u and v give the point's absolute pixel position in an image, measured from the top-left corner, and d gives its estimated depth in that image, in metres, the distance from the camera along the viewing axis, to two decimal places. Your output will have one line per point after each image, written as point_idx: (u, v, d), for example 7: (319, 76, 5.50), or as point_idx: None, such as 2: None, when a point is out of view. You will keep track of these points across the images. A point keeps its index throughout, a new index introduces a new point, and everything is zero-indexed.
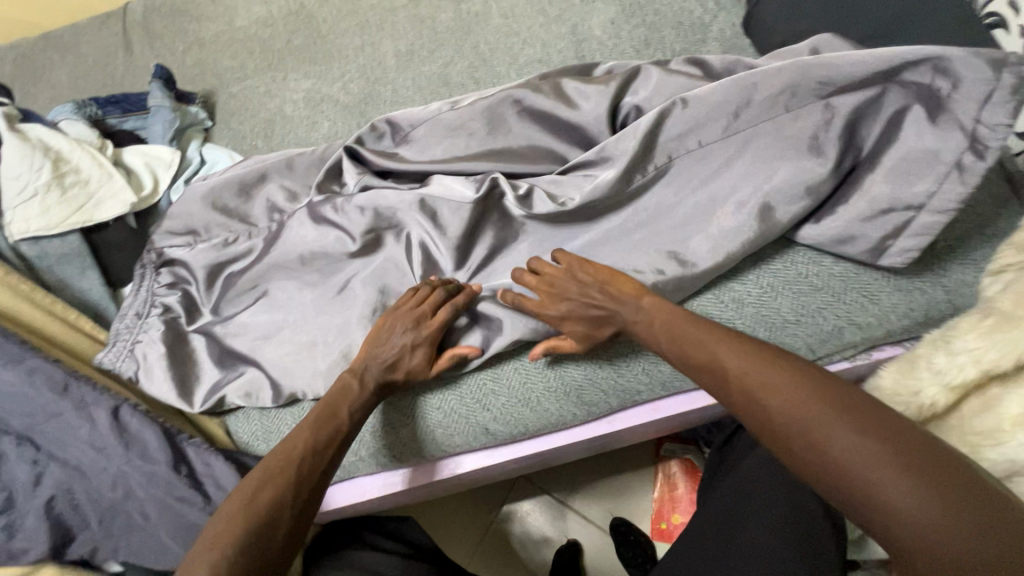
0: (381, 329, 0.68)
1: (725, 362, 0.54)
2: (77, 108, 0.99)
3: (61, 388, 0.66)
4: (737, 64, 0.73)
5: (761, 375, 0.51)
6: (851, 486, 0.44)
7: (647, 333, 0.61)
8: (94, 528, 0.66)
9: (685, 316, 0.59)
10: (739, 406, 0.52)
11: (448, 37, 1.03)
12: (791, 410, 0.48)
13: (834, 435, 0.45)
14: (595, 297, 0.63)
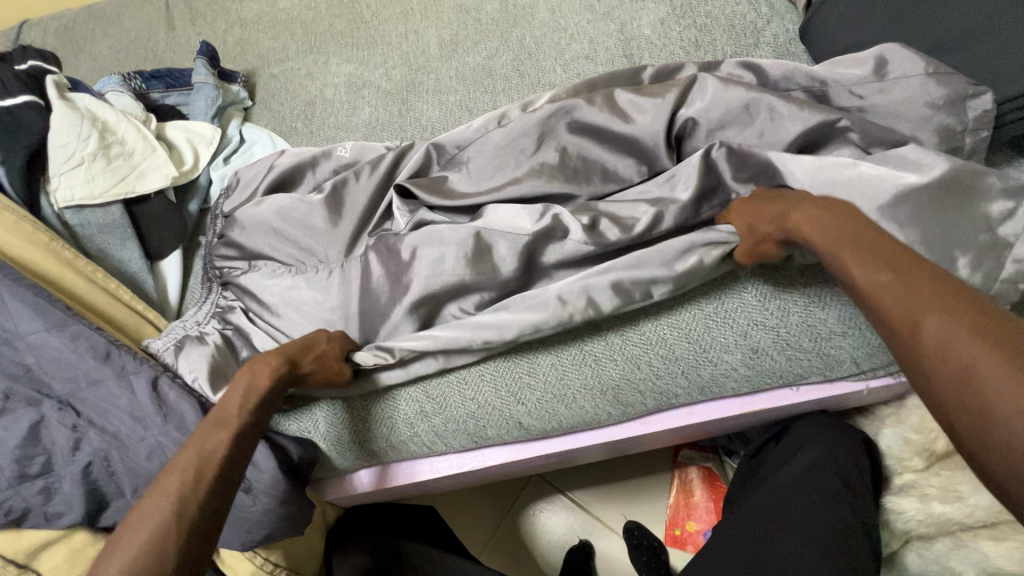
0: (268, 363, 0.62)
1: (865, 278, 0.48)
2: (123, 80, 1.00)
3: (103, 356, 0.66)
4: (796, 73, 0.72)
5: (902, 296, 0.45)
6: (999, 437, 0.38)
7: (810, 241, 0.54)
8: (128, 497, 0.67)
9: (857, 232, 0.52)
10: (889, 323, 0.46)
11: (493, 28, 1.03)
12: (953, 342, 0.41)
13: (994, 375, 0.38)
14: (772, 212, 0.59)
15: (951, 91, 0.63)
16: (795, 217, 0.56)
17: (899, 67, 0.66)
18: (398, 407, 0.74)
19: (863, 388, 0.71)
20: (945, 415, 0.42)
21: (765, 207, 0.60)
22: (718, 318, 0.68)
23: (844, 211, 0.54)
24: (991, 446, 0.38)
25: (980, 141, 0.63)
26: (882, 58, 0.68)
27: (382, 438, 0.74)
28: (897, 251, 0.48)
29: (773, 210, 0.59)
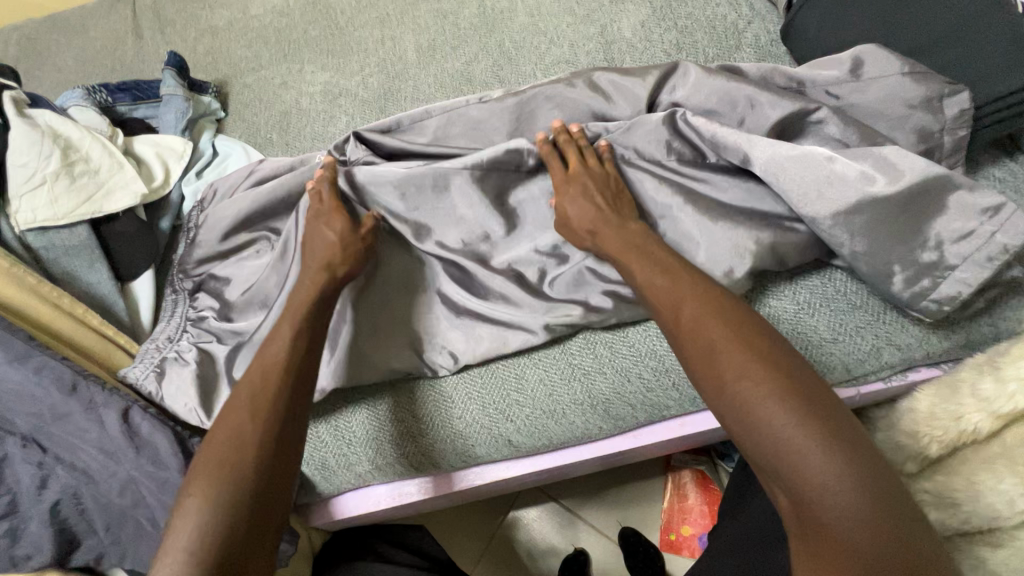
0: (313, 232, 0.68)
1: (662, 295, 0.56)
2: (87, 93, 0.95)
3: (70, 389, 0.62)
4: (774, 74, 0.70)
5: (708, 322, 0.52)
6: (780, 460, 0.45)
7: (624, 262, 0.60)
8: (101, 534, 0.64)
9: (659, 258, 0.58)
10: (691, 361, 0.52)
11: (471, 33, 1.01)
12: (748, 381, 0.48)
13: (762, 399, 0.47)
14: (605, 218, 0.63)
15: (928, 90, 0.62)
16: (601, 236, 0.62)
17: (875, 67, 0.65)
18: (383, 425, 0.71)
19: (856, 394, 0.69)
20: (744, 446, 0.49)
21: (592, 210, 0.63)
22: None
23: (649, 244, 0.60)
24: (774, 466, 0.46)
25: (962, 141, 0.62)
26: (858, 59, 0.66)
27: (367, 460, 0.72)
28: (704, 285, 0.55)
29: (607, 217, 0.62)
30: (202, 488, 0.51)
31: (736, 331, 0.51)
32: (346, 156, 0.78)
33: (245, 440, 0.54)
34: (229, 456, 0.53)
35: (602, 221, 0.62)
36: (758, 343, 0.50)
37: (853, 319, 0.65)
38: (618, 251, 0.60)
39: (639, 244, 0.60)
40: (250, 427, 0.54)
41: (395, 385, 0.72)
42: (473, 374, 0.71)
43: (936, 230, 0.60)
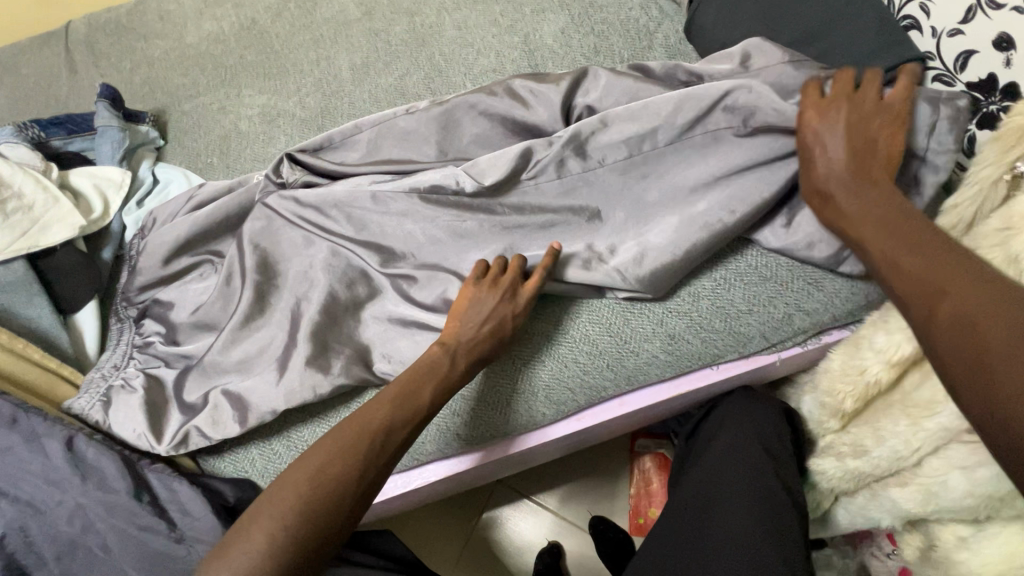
0: (466, 298, 0.67)
1: (890, 246, 0.51)
2: (18, 130, 0.95)
3: (9, 421, 0.63)
4: (677, 69, 0.75)
5: (918, 256, 0.49)
6: (1008, 431, 0.38)
7: (857, 230, 0.54)
8: (50, 566, 0.62)
9: (909, 225, 0.52)
10: (921, 328, 0.46)
11: (403, 49, 1.04)
12: (981, 339, 0.41)
13: (995, 321, 0.41)
14: (833, 167, 0.57)
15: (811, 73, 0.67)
16: (823, 186, 0.58)
17: (762, 58, 0.71)
18: None
19: (777, 360, 0.74)
20: (958, 387, 0.42)
21: (848, 113, 0.59)
22: (636, 310, 0.72)
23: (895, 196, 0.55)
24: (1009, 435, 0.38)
25: None
26: (746, 53, 0.72)
27: None
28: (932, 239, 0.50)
29: (843, 176, 0.56)
30: (296, 482, 0.53)
31: (958, 267, 0.46)
32: (284, 178, 0.80)
33: (351, 463, 0.55)
34: (328, 475, 0.54)
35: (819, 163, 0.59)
36: (974, 272, 0.45)
37: (764, 290, 0.69)
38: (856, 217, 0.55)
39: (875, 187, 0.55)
40: (352, 447, 0.56)
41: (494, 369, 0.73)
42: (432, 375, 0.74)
43: None
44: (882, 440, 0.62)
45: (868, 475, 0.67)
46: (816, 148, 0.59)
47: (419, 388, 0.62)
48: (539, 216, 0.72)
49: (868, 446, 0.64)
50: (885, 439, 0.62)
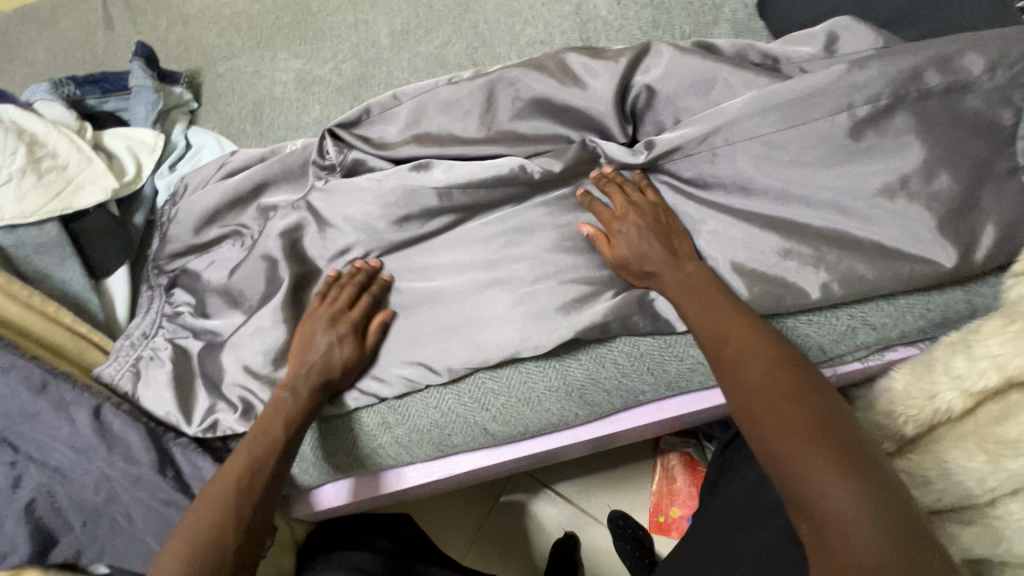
0: (303, 326, 0.68)
1: (698, 317, 0.58)
2: (53, 87, 0.93)
3: (40, 387, 0.62)
4: (748, 50, 0.68)
5: (739, 340, 0.55)
6: (820, 513, 0.44)
7: (679, 301, 0.60)
8: (76, 531, 0.64)
9: (713, 297, 0.59)
10: (728, 383, 0.54)
11: (445, 15, 0.98)
12: (789, 428, 0.48)
13: (784, 408, 0.50)
14: (655, 247, 0.62)
15: (909, 63, 0.59)
16: (658, 275, 0.62)
17: (850, 43, 0.64)
18: (360, 418, 0.71)
19: (832, 374, 0.69)
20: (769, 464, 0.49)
21: (649, 240, 0.63)
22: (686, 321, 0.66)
23: (706, 283, 0.60)
24: (812, 514, 0.45)
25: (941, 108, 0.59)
26: (833, 34, 0.65)
27: (346, 452, 0.71)
28: (740, 314, 0.58)
29: (659, 252, 0.62)
30: (210, 503, 0.57)
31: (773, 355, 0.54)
32: (327, 158, 0.76)
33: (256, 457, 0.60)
34: (207, 555, 0.53)
35: (654, 261, 0.62)
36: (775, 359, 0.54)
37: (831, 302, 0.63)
38: (676, 289, 0.61)
39: (698, 279, 0.61)
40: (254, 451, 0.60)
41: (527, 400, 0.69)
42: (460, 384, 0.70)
43: (904, 207, 0.59)
44: (949, 473, 0.58)
45: None
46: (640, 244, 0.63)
47: (272, 439, 0.61)
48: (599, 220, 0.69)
49: (931, 477, 0.59)
50: (953, 474, 0.58)
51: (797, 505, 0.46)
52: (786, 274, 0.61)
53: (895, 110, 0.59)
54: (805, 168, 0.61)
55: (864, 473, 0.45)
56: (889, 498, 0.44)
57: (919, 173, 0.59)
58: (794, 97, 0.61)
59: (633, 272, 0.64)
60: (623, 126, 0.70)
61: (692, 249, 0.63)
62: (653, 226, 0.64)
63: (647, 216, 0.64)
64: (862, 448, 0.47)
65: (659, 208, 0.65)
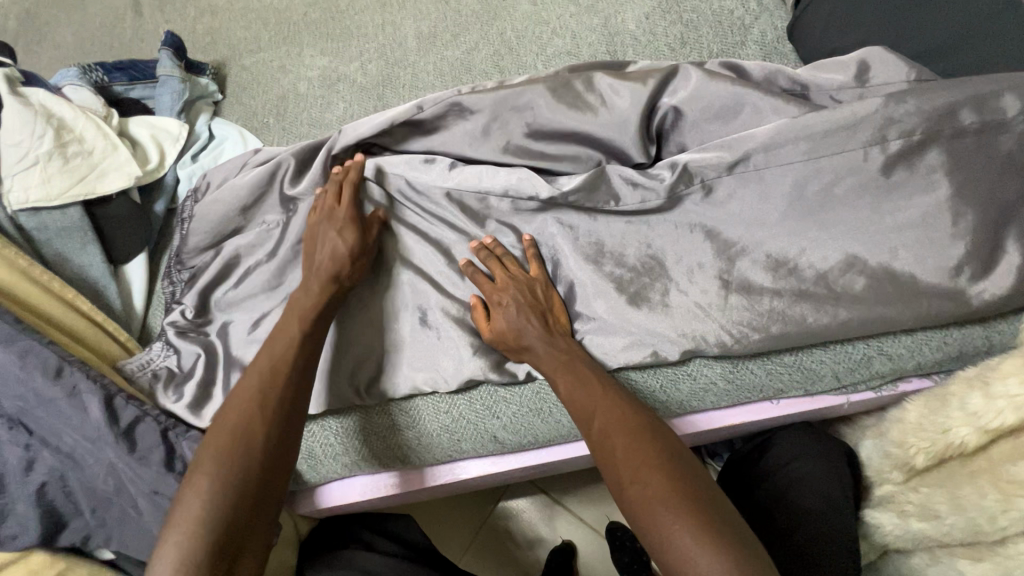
0: (318, 233, 0.69)
1: (568, 390, 0.60)
2: (83, 72, 0.95)
3: (54, 373, 0.62)
4: (777, 75, 0.68)
5: (606, 415, 0.56)
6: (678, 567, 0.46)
7: (552, 376, 0.61)
8: (86, 517, 0.65)
9: (579, 368, 0.61)
10: (593, 448, 0.56)
11: (473, 21, 0.99)
12: (643, 486, 0.50)
13: (648, 482, 0.50)
14: (522, 315, 0.64)
15: (941, 100, 0.59)
16: (524, 345, 0.63)
17: (881, 74, 0.64)
18: (372, 419, 0.71)
19: (845, 402, 0.69)
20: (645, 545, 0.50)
21: (509, 311, 0.64)
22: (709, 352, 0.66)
23: (575, 354, 0.62)
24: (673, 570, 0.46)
25: (970, 145, 0.59)
26: (864, 64, 0.65)
27: (354, 451, 0.71)
28: (606, 386, 0.59)
29: (533, 324, 0.63)
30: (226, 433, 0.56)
31: (636, 422, 0.55)
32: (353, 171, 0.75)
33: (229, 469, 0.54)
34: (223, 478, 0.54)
35: (508, 335, 0.64)
36: (642, 426, 0.55)
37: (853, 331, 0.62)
38: (539, 364, 0.63)
39: (564, 352, 0.63)
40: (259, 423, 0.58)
41: (540, 410, 0.69)
42: (470, 393, 0.70)
43: (925, 244, 0.60)
44: None
45: (933, 540, 0.63)
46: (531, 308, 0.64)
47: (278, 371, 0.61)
48: (626, 237, 0.68)
49: (942, 513, 0.60)
50: (965, 509, 0.58)
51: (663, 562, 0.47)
52: (804, 302, 0.61)
53: (928, 146, 0.60)
54: (827, 197, 0.62)
55: (714, 523, 0.47)
56: (742, 546, 0.46)
57: (944, 210, 0.59)
58: (820, 125, 0.62)
59: (510, 347, 0.65)
60: (646, 146, 0.69)
61: (562, 321, 0.66)
62: (529, 300, 0.65)
63: (520, 287, 0.66)
64: (714, 499, 0.49)
65: (538, 283, 0.67)
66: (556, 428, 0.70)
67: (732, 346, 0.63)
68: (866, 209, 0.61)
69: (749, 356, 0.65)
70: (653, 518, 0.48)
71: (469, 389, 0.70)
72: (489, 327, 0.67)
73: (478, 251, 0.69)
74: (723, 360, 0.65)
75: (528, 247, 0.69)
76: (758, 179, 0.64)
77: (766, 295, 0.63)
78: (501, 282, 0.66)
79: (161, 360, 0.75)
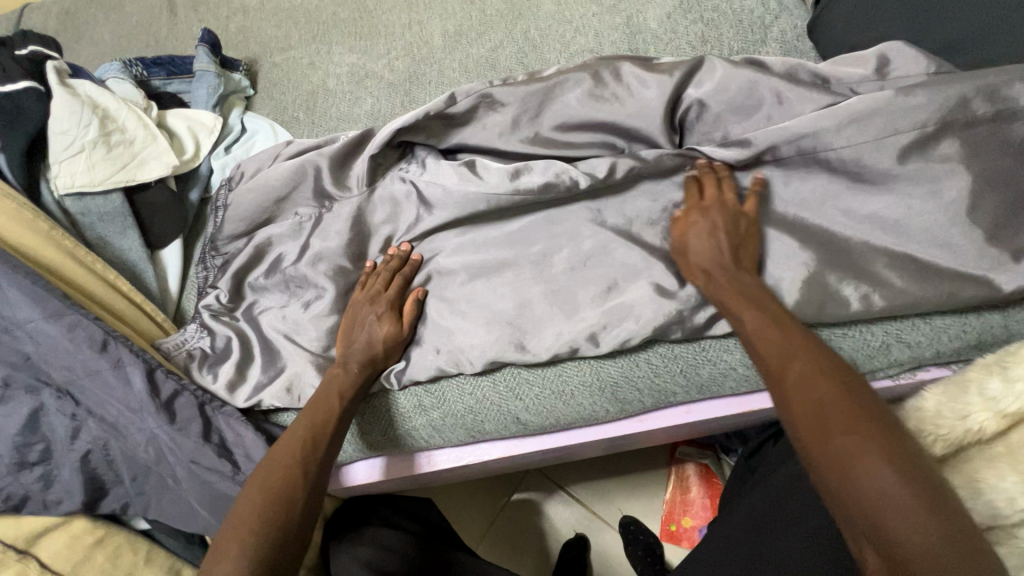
0: (353, 320, 0.71)
1: (767, 329, 0.56)
2: (124, 67, 0.99)
3: (100, 347, 0.64)
4: (798, 69, 0.70)
5: (827, 356, 0.53)
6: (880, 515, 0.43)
7: (745, 312, 0.59)
8: (127, 485, 0.68)
9: (771, 306, 0.58)
10: (791, 388, 0.51)
11: (498, 20, 1.02)
12: (843, 428, 0.47)
13: (846, 421, 0.47)
14: (734, 258, 0.62)
15: (960, 92, 0.61)
16: (739, 282, 0.61)
17: (901, 67, 0.66)
18: (396, 399, 0.73)
19: None
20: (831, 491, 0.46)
21: (711, 248, 0.63)
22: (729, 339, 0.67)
23: (778, 298, 0.60)
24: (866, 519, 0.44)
25: (988, 136, 0.61)
26: (883, 58, 0.67)
27: (381, 430, 0.74)
28: (805, 330, 0.57)
29: (739, 268, 0.62)
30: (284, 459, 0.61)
31: (827, 365, 0.52)
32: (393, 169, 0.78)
33: (292, 494, 0.59)
34: (282, 498, 0.59)
35: (730, 274, 0.61)
36: (828, 368, 0.52)
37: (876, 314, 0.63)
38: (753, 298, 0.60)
39: (772, 295, 0.60)
40: (313, 455, 0.62)
41: (562, 393, 0.71)
42: (494, 377, 0.72)
43: (944, 232, 0.61)
44: None
45: None
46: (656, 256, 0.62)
47: (327, 403, 0.66)
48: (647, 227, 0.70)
49: (961, 495, 0.60)
50: (984, 491, 0.58)
51: (858, 513, 0.45)
52: (825, 288, 0.63)
53: (941, 136, 0.61)
54: (845, 188, 0.64)
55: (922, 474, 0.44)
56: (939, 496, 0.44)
57: (963, 199, 0.60)
58: (840, 115, 0.63)
59: (694, 275, 0.64)
60: (670, 135, 0.72)
61: (754, 254, 0.64)
62: (731, 227, 0.63)
63: (739, 229, 0.64)
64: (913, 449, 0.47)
65: (742, 213, 0.65)
66: (578, 410, 0.72)
67: None
68: (884, 196, 0.63)
69: None
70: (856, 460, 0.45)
71: (493, 373, 0.72)
72: (690, 260, 0.65)
73: (591, 185, 0.67)
74: (742, 347, 0.67)
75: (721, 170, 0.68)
76: (774, 171, 0.67)
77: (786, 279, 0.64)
78: (725, 212, 0.64)
79: (195, 342, 0.76)
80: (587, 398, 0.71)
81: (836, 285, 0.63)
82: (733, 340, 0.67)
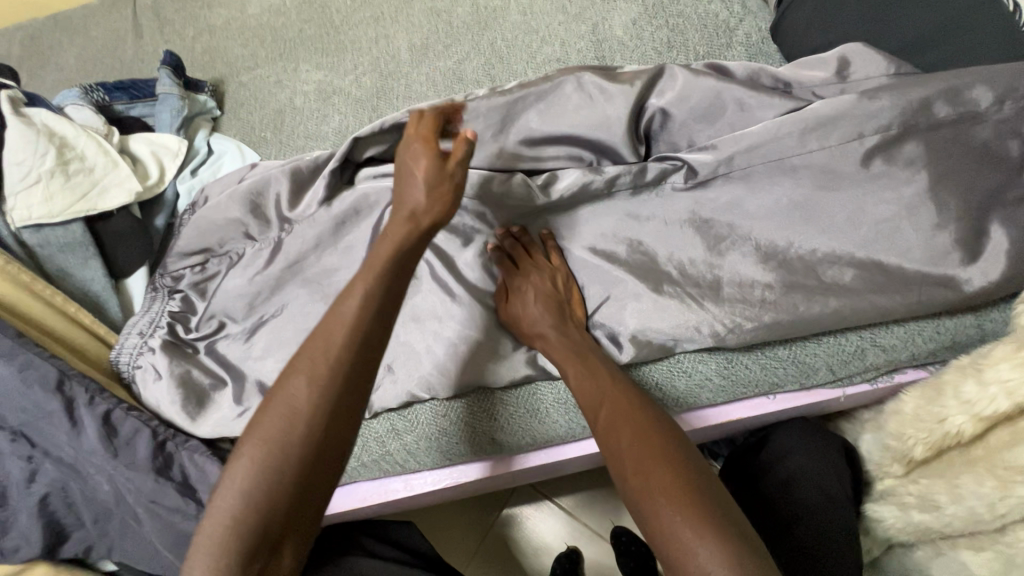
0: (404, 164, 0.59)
1: (581, 383, 0.60)
2: (84, 92, 0.97)
3: (54, 385, 0.63)
4: (760, 73, 0.69)
5: (614, 407, 0.57)
6: (673, 552, 0.47)
7: (564, 366, 0.62)
8: (88, 527, 0.65)
9: (589, 359, 0.62)
10: (603, 439, 0.56)
11: (464, 31, 1.01)
12: (647, 475, 0.51)
13: (643, 468, 0.51)
14: (540, 310, 0.66)
15: (916, 95, 0.60)
16: (540, 333, 0.65)
17: (859, 69, 0.66)
18: (369, 427, 0.72)
19: (841, 395, 0.69)
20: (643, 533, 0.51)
21: (533, 303, 0.66)
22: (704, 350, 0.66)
23: (588, 347, 0.64)
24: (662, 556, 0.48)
25: (943, 137, 0.61)
26: (843, 60, 0.67)
27: (354, 457, 0.72)
28: (616, 378, 0.60)
29: (552, 316, 0.65)
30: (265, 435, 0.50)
31: (629, 414, 0.56)
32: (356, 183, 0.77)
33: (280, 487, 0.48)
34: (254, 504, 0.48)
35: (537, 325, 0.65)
36: (636, 418, 0.56)
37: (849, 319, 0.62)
38: (554, 356, 0.64)
39: (576, 344, 0.64)
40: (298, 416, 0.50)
41: (537, 411, 0.70)
42: (470, 398, 0.71)
43: (909, 236, 0.60)
44: (959, 497, 0.60)
45: (936, 531, 0.63)
46: (554, 306, 0.66)
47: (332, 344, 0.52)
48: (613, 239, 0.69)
49: (942, 502, 0.61)
50: (964, 498, 0.59)
51: (655, 549, 0.49)
52: (794, 296, 0.62)
53: (903, 139, 0.61)
54: (809, 193, 0.63)
55: (705, 505, 0.48)
56: (726, 526, 0.47)
57: (926, 202, 0.60)
58: (801, 121, 0.63)
59: (523, 332, 0.67)
60: (635, 146, 0.71)
61: (570, 312, 0.67)
62: (548, 290, 0.67)
63: (543, 280, 0.68)
64: (704, 486, 0.50)
65: (560, 273, 0.69)
66: (554, 428, 0.70)
67: (724, 334, 0.63)
68: (851, 200, 0.62)
69: (746, 354, 0.66)
70: (651, 505, 0.49)
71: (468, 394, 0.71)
72: (510, 315, 0.68)
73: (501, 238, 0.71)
74: (718, 359, 0.66)
75: (546, 241, 0.71)
76: (737, 180, 0.66)
77: (758, 286, 0.64)
78: (525, 270, 0.68)
79: (135, 361, 0.75)
80: (562, 415, 0.70)
81: (802, 294, 0.62)
82: (708, 352, 0.66)
